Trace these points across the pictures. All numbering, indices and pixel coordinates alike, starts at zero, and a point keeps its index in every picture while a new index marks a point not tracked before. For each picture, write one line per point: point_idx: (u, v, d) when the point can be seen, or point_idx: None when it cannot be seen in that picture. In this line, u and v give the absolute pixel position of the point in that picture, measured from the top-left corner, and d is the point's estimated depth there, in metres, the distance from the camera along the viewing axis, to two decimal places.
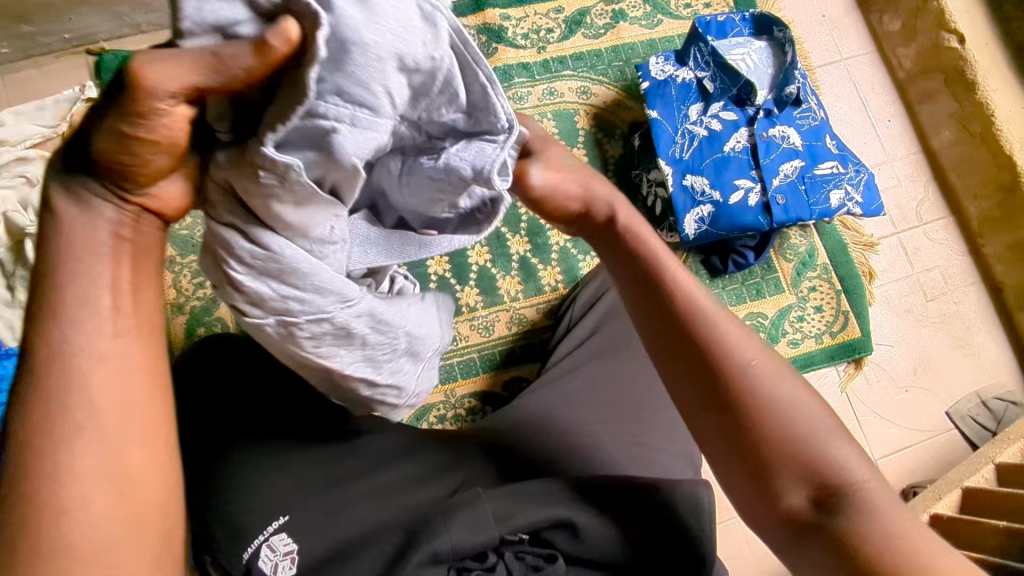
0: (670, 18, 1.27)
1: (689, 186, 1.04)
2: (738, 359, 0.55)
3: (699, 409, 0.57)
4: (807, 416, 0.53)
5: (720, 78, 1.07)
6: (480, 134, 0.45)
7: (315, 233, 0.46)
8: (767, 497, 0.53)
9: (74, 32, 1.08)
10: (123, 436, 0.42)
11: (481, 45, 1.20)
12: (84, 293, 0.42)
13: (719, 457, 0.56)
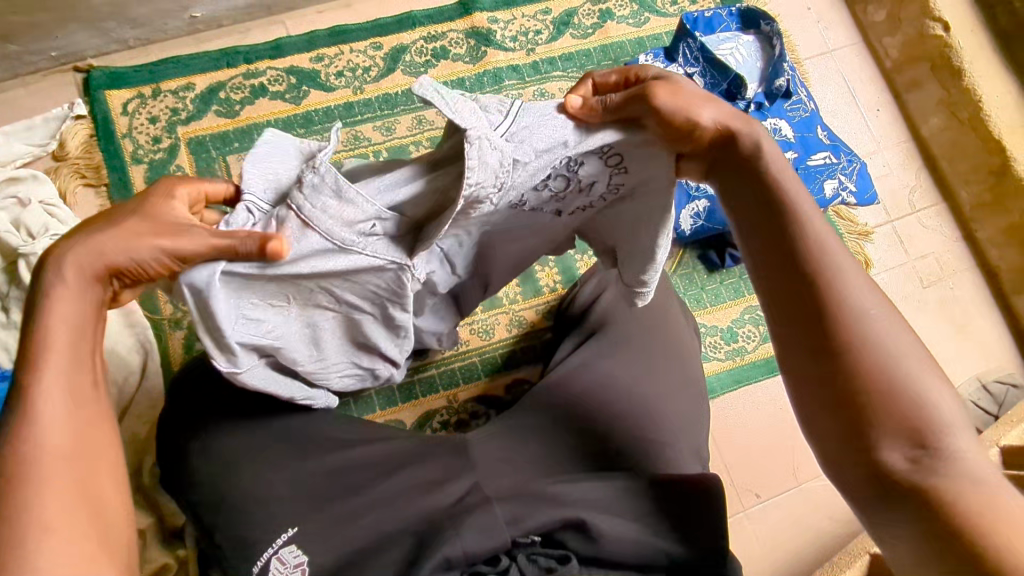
0: (657, 15, 1.28)
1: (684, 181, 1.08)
2: (857, 300, 0.50)
3: (797, 339, 0.51)
4: (922, 373, 0.48)
5: (710, 73, 1.07)
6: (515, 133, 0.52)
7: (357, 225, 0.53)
8: (850, 441, 0.48)
9: (61, 49, 1.07)
10: (90, 468, 0.50)
11: (470, 49, 1.20)
12: (70, 348, 0.51)
13: (808, 391, 0.50)
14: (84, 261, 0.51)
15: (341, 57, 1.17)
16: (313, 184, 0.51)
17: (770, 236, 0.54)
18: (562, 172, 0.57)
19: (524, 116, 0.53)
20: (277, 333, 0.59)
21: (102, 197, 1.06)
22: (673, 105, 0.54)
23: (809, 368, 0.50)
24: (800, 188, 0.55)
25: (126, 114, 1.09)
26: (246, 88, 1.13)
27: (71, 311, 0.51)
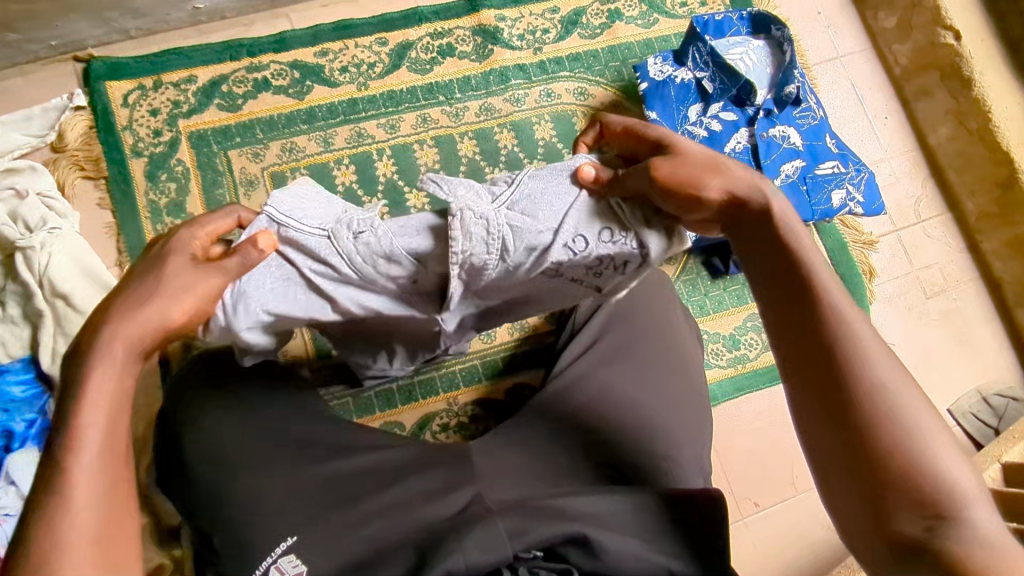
0: (666, 17, 1.26)
1: None
2: (869, 365, 0.47)
3: (807, 400, 0.49)
4: (938, 440, 0.45)
5: (719, 78, 1.05)
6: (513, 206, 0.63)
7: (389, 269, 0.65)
8: (866, 509, 0.46)
9: (62, 38, 1.05)
10: (117, 532, 0.45)
11: (477, 47, 1.19)
12: (103, 401, 0.48)
13: (822, 452, 0.48)
14: (134, 332, 0.51)
15: (345, 53, 1.15)
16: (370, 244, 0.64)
17: (776, 291, 0.52)
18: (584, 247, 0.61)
19: (528, 186, 0.64)
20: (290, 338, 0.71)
21: (101, 190, 1.05)
22: (676, 174, 0.55)
23: (821, 433, 0.48)
24: (805, 233, 0.53)
25: (127, 106, 1.08)
26: (249, 82, 1.12)
27: (110, 387, 0.49)
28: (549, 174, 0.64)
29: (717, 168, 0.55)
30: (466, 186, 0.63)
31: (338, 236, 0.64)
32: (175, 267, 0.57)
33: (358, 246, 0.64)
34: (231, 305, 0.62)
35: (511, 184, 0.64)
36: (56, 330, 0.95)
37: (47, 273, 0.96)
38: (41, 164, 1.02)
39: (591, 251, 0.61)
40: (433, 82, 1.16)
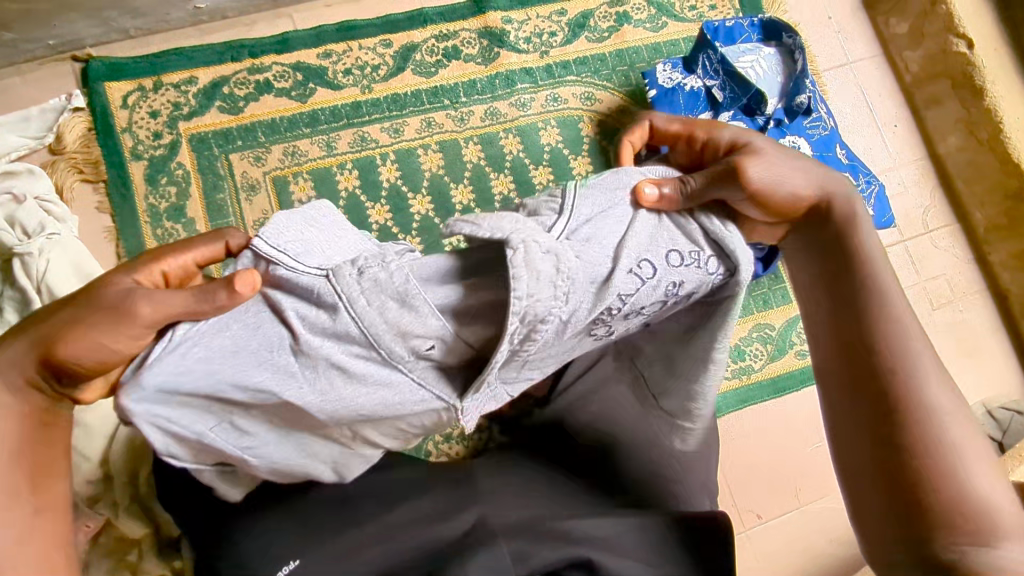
0: (675, 20, 1.24)
1: None
2: (920, 368, 0.56)
3: (857, 397, 0.57)
4: (963, 439, 0.53)
5: (729, 87, 1.03)
6: (569, 232, 0.58)
7: (409, 324, 0.55)
8: (893, 491, 0.53)
9: (60, 38, 1.03)
10: (38, 550, 0.54)
11: (483, 50, 1.17)
12: (3, 435, 0.54)
13: (852, 425, 0.57)
14: (18, 368, 0.54)
15: (349, 54, 1.13)
16: (379, 284, 0.55)
17: (842, 293, 0.61)
18: (645, 268, 0.58)
19: (580, 210, 0.60)
20: (258, 447, 0.58)
21: (101, 194, 1.03)
22: (763, 180, 0.60)
23: (866, 426, 0.56)
24: (887, 273, 0.61)
25: (126, 107, 1.06)
26: (251, 83, 1.10)
27: (9, 423, 0.54)
28: (599, 194, 0.61)
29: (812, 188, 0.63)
30: (513, 219, 0.57)
31: (341, 275, 0.55)
32: (110, 289, 0.55)
33: (363, 283, 0.55)
34: (172, 337, 0.55)
35: (565, 211, 0.59)
36: None
37: (46, 280, 0.93)
38: (39, 167, 1.01)
39: (658, 277, 0.59)
40: (438, 86, 1.15)
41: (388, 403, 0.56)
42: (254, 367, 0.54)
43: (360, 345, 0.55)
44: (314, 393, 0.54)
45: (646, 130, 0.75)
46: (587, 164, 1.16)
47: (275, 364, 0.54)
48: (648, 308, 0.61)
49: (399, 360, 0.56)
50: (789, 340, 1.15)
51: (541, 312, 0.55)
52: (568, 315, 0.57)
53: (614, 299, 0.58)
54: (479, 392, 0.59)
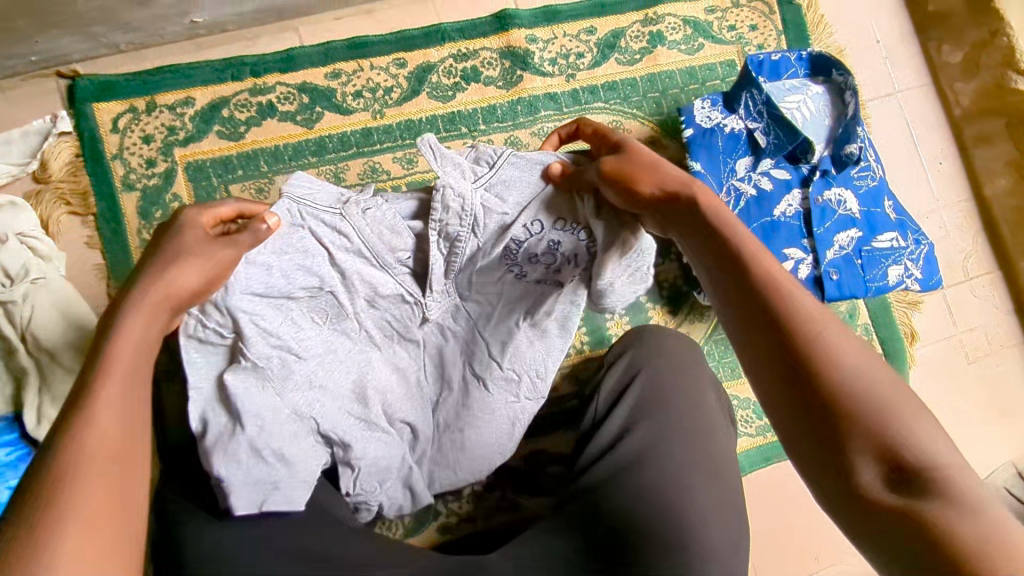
0: (712, 42, 1.14)
1: None
2: (810, 327, 0.49)
3: (763, 370, 0.50)
4: (879, 387, 0.46)
5: (774, 131, 0.95)
6: (484, 187, 0.74)
7: (396, 249, 0.77)
8: (829, 465, 0.46)
9: (43, 54, 0.93)
10: (119, 466, 0.49)
11: (504, 71, 1.08)
12: (131, 344, 0.55)
13: (786, 415, 0.48)
14: (153, 294, 0.59)
15: (359, 75, 1.04)
16: (375, 219, 0.76)
17: (723, 263, 0.54)
18: (534, 228, 0.73)
19: (506, 171, 0.74)
20: (308, 346, 0.76)
21: (89, 227, 0.96)
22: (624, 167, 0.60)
23: (785, 404, 0.48)
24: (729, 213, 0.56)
25: (116, 131, 0.97)
26: (253, 106, 1.01)
27: (134, 337, 0.55)
28: (517, 168, 0.74)
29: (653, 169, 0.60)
30: (454, 171, 0.74)
31: (348, 212, 0.75)
32: (184, 240, 0.63)
33: (366, 218, 0.75)
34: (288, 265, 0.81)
35: (492, 168, 0.74)
36: (43, 389, 0.88)
37: (30, 327, 0.88)
38: (22, 199, 0.93)
39: (546, 233, 0.73)
40: (455, 111, 1.06)
41: (389, 291, 0.78)
42: (295, 269, 0.73)
43: (365, 251, 0.75)
44: (337, 282, 0.75)
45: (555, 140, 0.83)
46: None
47: (302, 273, 0.73)
48: (542, 256, 0.75)
49: (393, 278, 0.78)
50: None
51: (455, 232, 0.74)
52: (476, 247, 0.75)
53: (511, 243, 0.73)
54: (433, 290, 0.79)
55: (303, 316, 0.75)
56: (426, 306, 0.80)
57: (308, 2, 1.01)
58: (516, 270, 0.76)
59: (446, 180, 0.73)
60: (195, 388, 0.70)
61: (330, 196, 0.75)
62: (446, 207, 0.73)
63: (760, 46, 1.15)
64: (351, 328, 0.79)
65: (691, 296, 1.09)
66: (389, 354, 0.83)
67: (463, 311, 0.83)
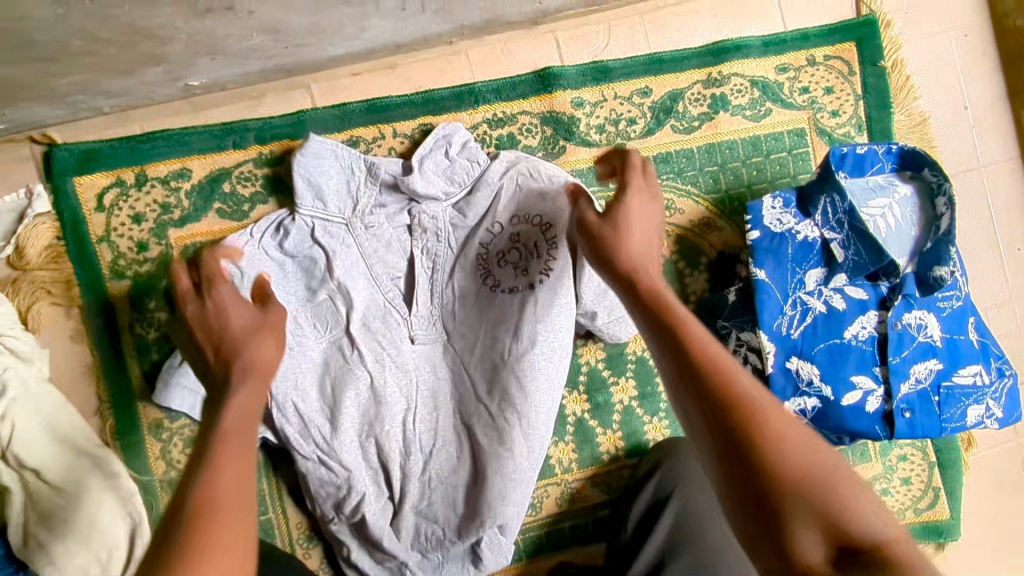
0: (781, 106, 1.00)
1: (792, 370, 0.86)
2: (745, 401, 0.48)
3: (706, 445, 0.49)
4: (811, 457, 0.46)
5: (855, 246, 0.83)
6: (461, 198, 0.87)
7: (386, 260, 0.87)
8: (773, 543, 0.45)
9: (14, 122, 0.80)
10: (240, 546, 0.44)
11: (544, 139, 0.94)
12: (241, 415, 0.53)
13: (729, 499, 0.48)
14: (250, 360, 0.58)
15: (380, 144, 0.91)
16: (368, 227, 0.86)
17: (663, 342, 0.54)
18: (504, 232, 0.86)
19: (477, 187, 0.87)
20: (301, 342, 0.84)
21: (75, 318, 0.85)
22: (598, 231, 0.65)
23: (726, 482, 0.48)
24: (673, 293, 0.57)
25: (101, 210, 0.85)
26: (258, 179, 0.88)
27: (244, 406, 0.54)
28: (494, 182, 0.87)
29: (616, 236, 0.63)
30: (437, 187, 0.87)
31: (352, 224, 0.86)
32: (227, 315, 0.60)
33: (361, 224, 0.86)
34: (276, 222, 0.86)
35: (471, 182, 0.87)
36: (29, 513, 0.80)
37: (12, 448, 0.79)
38: None
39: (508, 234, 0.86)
40: None
41: (381, 303, 0.87)
42: (299, 272, 0.85)
43: (366, 266, 0.87)
44: (334, 290, 0.85)
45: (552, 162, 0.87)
46: None
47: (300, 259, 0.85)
48: (511, 257, 0.85)
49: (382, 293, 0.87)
50: None
51: (436, 252, 0.87)
52: (453, 266, 0.87)
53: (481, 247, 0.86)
54: (418, 311, 0.87)
55: (303, 320, 0.84)
56: (411, 324, 0.87)
57: (321, 59, 0.85)
58: (489, 279, 0.85)
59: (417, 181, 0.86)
60: None
61: (341, 203, 0.86)
62: (424, 228, 0.87)
63: (835, 112, 1.01)
64: (347, 345, 0.85)
65: None
66: (378, 376, 0.86)
67: (449, 347, 0.88)
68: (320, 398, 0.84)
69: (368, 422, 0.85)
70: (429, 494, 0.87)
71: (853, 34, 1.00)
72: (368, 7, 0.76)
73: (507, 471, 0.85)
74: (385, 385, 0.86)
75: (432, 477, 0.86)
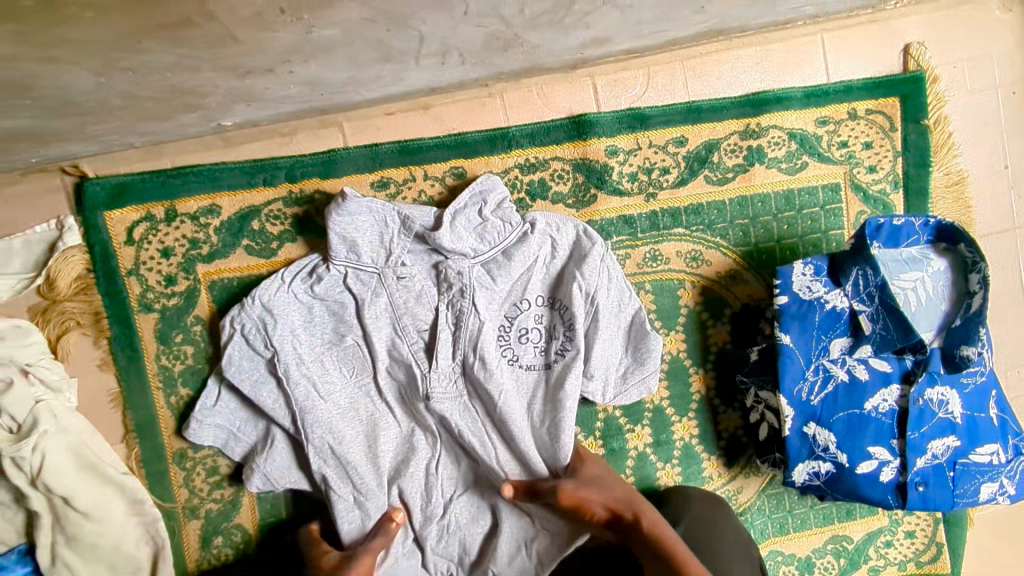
0: (818, 160, 0.98)
1: (809, 435, 0.85)
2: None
3: None
4: None
5: (883, 321, 0.82)
6: (491, 258, 0.88)
7: (419, 313, 0.88)
8: None
9: (47, 156, 0.79)
10: None
11: (576, 186, 0.93)
12: None
13: None
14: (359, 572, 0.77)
15: (411, 185, 0.90)
16: (398, 279, 0.87)
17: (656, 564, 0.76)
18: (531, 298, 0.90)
19: (504, 245, 0.88)
20: (329, 388, 0.86)
21: (102, 349, 0.86)
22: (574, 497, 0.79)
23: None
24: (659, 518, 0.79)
25: (131, 243, 0.85)
26: (287, 218, 0.88)
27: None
28: (535, 239, 0.89)
29: (598, 484, 0.81)
30: (470, 244, 0.87)
31: (385, 277, 0.87)
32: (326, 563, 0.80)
33: (397, 277, 0.87)
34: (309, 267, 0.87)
35: (502, 243, 0.88)
36: (58, 535, 0.81)
37: (41, 478, 0.79)
38: (26, 321, 0.82)
39: (532, 300, 0.90)
40: None
41: (404, 355, 0.87)
42: (328, 317, 0.87)
43: (393, 316, 0.87)
44: (362, 337, 0.87)
45: (573, 232, 0.90)
46: (680, 342, 0.96)
47: (329, 302, 0.86)
48: (532, 335, 0.90)
49: (407, 349, 0.87)
50: (865, 554, 1.02)
51: (461, 309, 0.87)
52: (477, 328, 0.87)
53: (510, 309, 0.89)
54: (440, 368, 0.87)
55: (333, 364, 0.87)
56: (431, 380, 0.86)
57: (356, 101, 0.84)
58: (510, 353, 0.89)
59: (449, 232, 0.86)
60: (238, 380, 0.84)
61: (374, 254, 0.86)
62: (450, 283, 0.87)
63: (873, 168, 0.99)
64: (374, 391, 0.88)
65: (751, 450, 0.99)
66: (403, 423, 0.89)
67: (471, 408, 0.88)
68: (350, 442, 0.86)
69: (393, 468, 0.88)
70: (446, 540, 0.88)
71: (898, 89, 0.98)
72: (408, 63, 0.74)
73: (524, 539, 0.88)
74: (411, 432, 0.88)
75: (451, 522, 0.88)
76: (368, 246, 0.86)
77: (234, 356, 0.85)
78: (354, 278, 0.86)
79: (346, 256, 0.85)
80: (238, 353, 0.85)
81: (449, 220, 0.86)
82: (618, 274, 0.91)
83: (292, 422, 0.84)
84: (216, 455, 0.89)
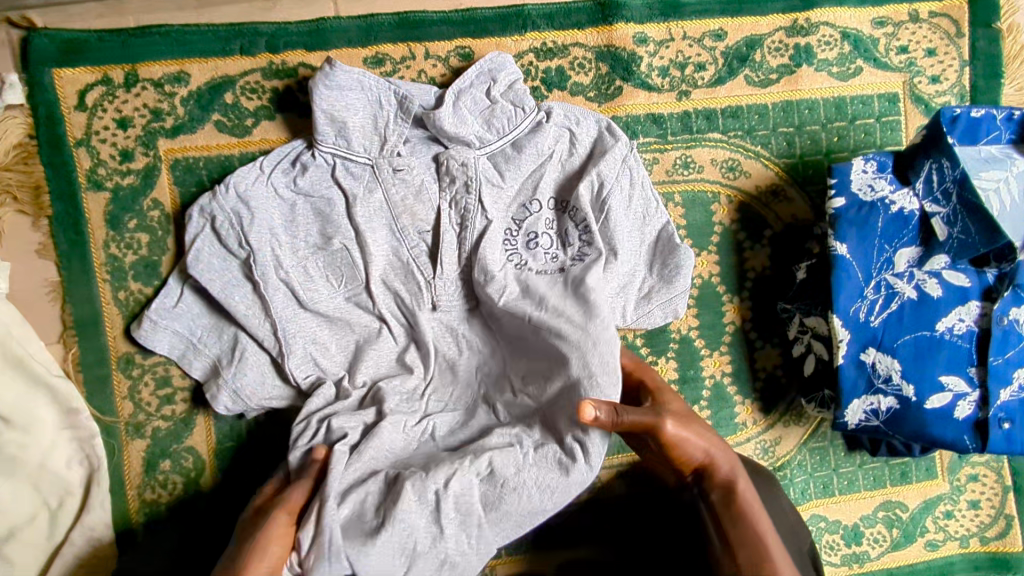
0: (873, 66, 0.86)
1: (868, 364, 0.72)
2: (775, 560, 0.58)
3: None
4: None
5: (962, 222, 0.69)
6: (498, 150, 0.76)
7: (420, 216, 0.75)
8: None
9: None
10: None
11: (598, 77, 0.82)
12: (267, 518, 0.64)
13: None
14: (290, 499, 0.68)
15: (409, 65, 0.79)
16: (394, 174, 0.74)
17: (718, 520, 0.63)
18: (546, 199, 0.77)
19: (514, 137, 0.76)
20: (315, 296, 0.73)
21: (42, 232, 0.74)
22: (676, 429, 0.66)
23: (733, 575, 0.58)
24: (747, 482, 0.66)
25: (83, 109, 0.74)
26: (265, 92, 0.77)
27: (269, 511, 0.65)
28: (551, 131, 0.77)
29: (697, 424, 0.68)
30: (476, 131, 0.75)
31: (380, 169, 0.74)
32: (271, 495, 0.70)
33: (393, 173, 0.74)
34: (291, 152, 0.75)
35: (511, 133, 0.75)
36: None
37: None
38: None
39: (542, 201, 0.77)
40: None
41: (403, 260, 0.75)
42: (312, 217, 0.74)
43: (390, 217, 0.75)
44: (352, 240, 0.74)
45: (592, 130, 0.78)
46: (712, 264, 0.84)
47: (309, 198, 0.74)
48: (543, 241, 0.76)
49: (405, 253, 0.75)
50: (921, 526, 0.87)
51: (466, 206, 0.75)
52: (484, 226, 0.75)
53: (523, 210, 0.76)
54: (444, 274, 0.75)
55: (317, 270, 0.74)
56: (435, 288, 0.75)
57: None
58: (517, 259, 0.76)
59: (447, 114, 0.74)
60: (200, 278, 0.71)
61: (367, 141, 0.74)
62: (453, 177, 0.75)
63: (935, 78, 0.87)
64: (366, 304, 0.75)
65: (792, 395, 0.85)
66: (397, 342, 0.75)
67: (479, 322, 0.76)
68: (340, 352, 0.75)
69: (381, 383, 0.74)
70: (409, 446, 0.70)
71: None
72: None
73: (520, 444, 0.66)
74: (406, 348, 0.75)
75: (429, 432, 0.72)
76: (357, 128, 0.73)
77: (197, 253, 0.72)
78: (345, 171, 0.74)
79: (333, 140, 0.73)
80: (207, 250, 0.72)
81: (451, 98, 0.75)
82: (642, 177, 0.78)
83: (272, 335, 0.72)
84: (169, 365, 0.76)
